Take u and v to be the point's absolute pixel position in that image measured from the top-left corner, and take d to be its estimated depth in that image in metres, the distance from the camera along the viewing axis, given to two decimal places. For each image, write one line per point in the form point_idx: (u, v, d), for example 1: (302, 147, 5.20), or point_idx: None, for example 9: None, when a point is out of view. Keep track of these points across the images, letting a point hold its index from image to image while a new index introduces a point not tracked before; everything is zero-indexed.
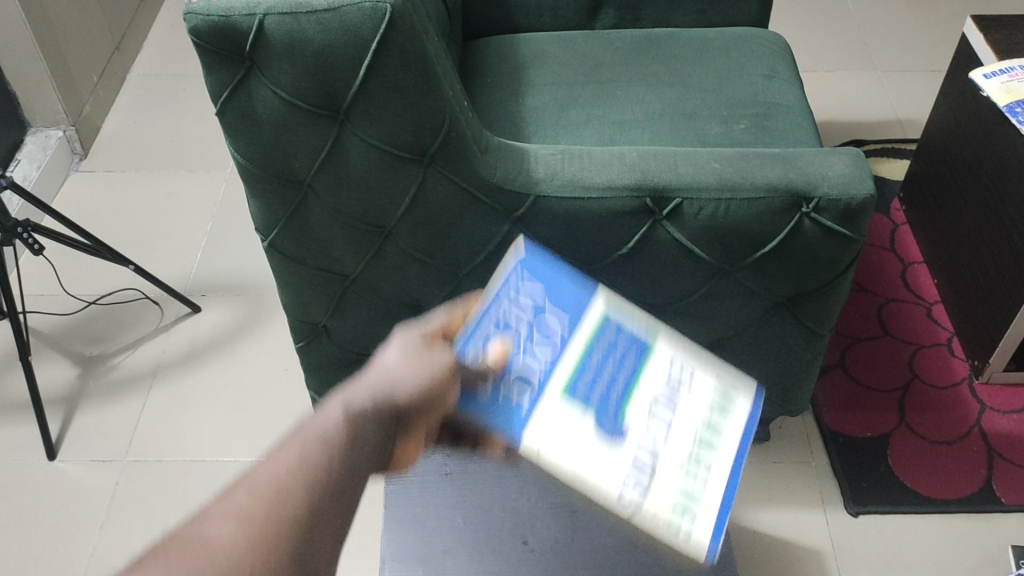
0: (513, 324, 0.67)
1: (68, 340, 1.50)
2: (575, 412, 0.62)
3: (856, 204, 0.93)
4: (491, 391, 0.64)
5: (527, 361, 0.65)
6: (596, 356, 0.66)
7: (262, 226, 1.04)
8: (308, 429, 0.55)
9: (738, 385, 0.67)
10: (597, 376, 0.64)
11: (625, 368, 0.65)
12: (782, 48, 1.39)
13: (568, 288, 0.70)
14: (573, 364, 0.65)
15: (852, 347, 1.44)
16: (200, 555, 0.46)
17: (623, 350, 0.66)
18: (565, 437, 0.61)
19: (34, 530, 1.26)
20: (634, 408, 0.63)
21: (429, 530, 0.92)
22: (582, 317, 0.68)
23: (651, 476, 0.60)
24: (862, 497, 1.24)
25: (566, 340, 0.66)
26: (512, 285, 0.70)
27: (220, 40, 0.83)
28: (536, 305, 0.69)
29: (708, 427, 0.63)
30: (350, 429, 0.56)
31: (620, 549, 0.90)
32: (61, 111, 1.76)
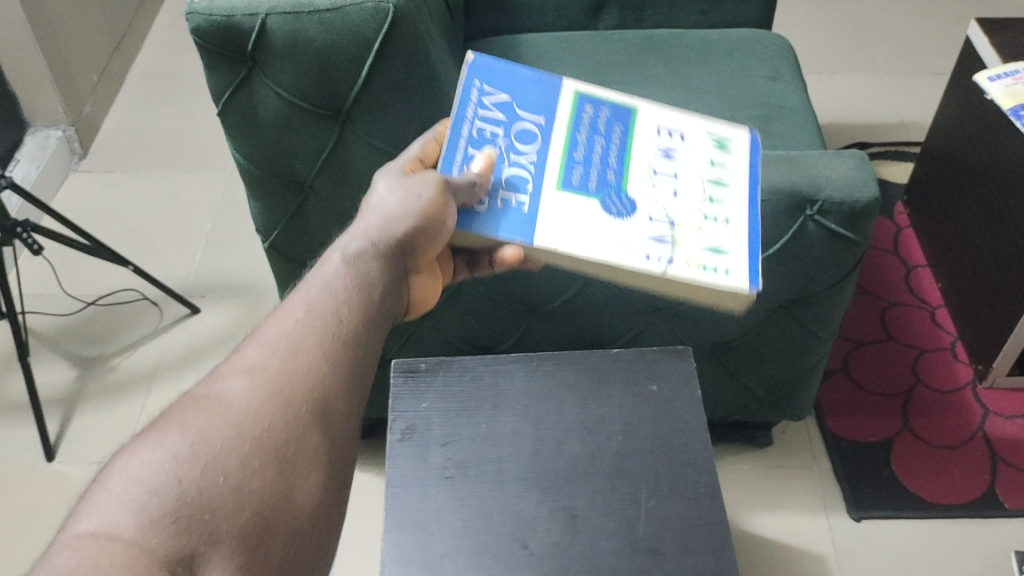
0: (495, 135, 0.76)
1: (67, 340, 1.49)
2: (582, 203, 0.74)
3: (861, 208, 0.92)
4: (489, 199, 0.73)
5: (522, 168, 0.75)
6: (579, 151, 0.77)
7: (262, 227, 1.03)
8: (314, 284, 0.63)
9: (723, 139, 0.83)
10: (591, 155, 0.77)
11: (613, 141, 0.79)
12: (786, 50, 1.39)
13: (530, 87, 0.80)
14: (562, 153, 0.77)
15: (855, 351, 1.43)
16: (220, 414, 0.54)
17: (605, 129, 0.79)
18: (585, 227, 0.72)
19: (32, 531, 1.25)
20: (629, 187, 0.76)
21: (429, 535, 0.85)
22: (556, 109, 0.79)
23: (671, 243, 0.72)
24: (864, 503, 1.23)
25: (547, 132, 0.78)
26: (477, 93, 0.77)
27: (222, 39, 0.82)
28: (509, 113, 0.78)
29: (696, 186, 0.77)
30: (356, 273, 0.65)
31: (623, 553, 0.84)
32: (60, 111, 1.75)
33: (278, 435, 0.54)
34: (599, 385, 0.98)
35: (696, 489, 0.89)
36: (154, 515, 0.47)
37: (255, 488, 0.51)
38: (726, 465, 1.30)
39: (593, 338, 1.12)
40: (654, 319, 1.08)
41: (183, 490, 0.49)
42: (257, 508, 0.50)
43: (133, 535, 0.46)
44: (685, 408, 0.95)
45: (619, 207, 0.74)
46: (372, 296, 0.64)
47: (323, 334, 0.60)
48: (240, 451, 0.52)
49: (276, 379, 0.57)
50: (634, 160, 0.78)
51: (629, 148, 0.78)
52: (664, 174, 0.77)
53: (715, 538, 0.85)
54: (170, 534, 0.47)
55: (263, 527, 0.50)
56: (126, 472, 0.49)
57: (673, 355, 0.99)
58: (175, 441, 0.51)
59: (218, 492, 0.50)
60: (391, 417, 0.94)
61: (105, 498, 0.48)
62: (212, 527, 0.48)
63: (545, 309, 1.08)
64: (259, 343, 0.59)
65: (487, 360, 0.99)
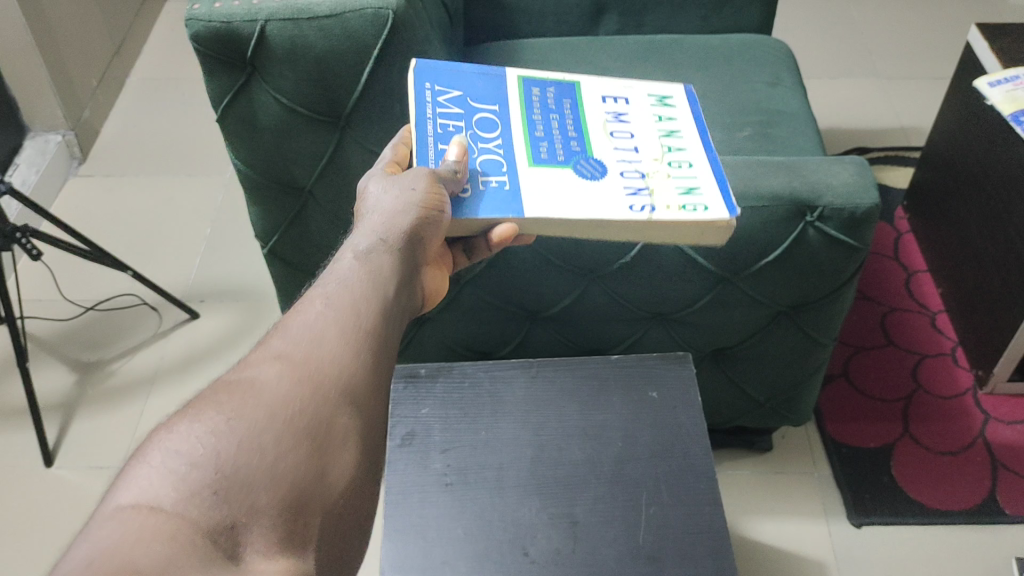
0: (456, 128, 0.77)
1: (66, 345, 1.49)
2: (556, 172, 0.75)
3: (861, 214, 0.92)
4: (470, 186, 0.73)
5: (492, 153, 0.76)
6: (539, 128, 0.79)
7: (261, 232, 1.03)
8: (331, 281, 0.63)
9: (668, 92, 0.87)
10: (552, 132, 0.79)
11: (567, 117, 0.81)
12: (786, 55, 1.39)
13: (477, 82, 0.83)
14: (524, 133, 0.79)
15: (856, 356, 1.43)
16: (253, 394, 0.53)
17: (554, 106, 0.82)
18: (565, 192, 0.73)
19: (30, 537, 1.24)
20: (595, 153, 0.78)
21: (429, 542, 0.85)
22: (504, 95, 0.82)
23: (647, 191, 0.74)
24: (865, 509, 1.23)
25: (502, 116, 0.80)
26: (430, 95, 0.79)
27: (221, 45, 0.82)
28: (462, 107, 0.79)
29: (656, 140, 0.80)
30: (368, 269, 0.64)
31: (623, 561, 0.84)
32: (60, 116, 1.75)
33: (310, 414, 0.53)
34: (599, 391, 0.97)
35: (696, 495, 0.88)
36: (195, 486, 0.47)
37: (290, 463, 0.50)
38: (726, 471, 1.29)
39: (593, 343, 1.12)
40: (653, 324, 1.08)
41: (222, 463, 0.48)
42: (292, 484, 0.50)
43: (174, 506, 0.46)
44: (685, 415, 0.95)
45: (593, 172, 0.75)
46: (385, 291, 0.63)
47: (345, 324, 0.59)
48: (274, 428, 0.52)
49: (304, 363, 0.56)
50: (590, 128, 0.80)
51: (583, 120, 0.81)
52: (623, 135, 0.80)
53: (716, 545, 0.84)
54: (210, 505, 0.46)
55: (298, 503, 0.49)
56: (167, 446, 0.49)
57: (673, 362, 0.99)
58: (215, 417, 0.51)
59: (256, 466, 0.49)
60: (391, 423, 0.94)
61: (146, 470, 0.47)
62: (251, 500, 0.48)
63: (545, 314, 1.07)
64: (284, 333, 0.58)
65: (487, 365, 0.99)
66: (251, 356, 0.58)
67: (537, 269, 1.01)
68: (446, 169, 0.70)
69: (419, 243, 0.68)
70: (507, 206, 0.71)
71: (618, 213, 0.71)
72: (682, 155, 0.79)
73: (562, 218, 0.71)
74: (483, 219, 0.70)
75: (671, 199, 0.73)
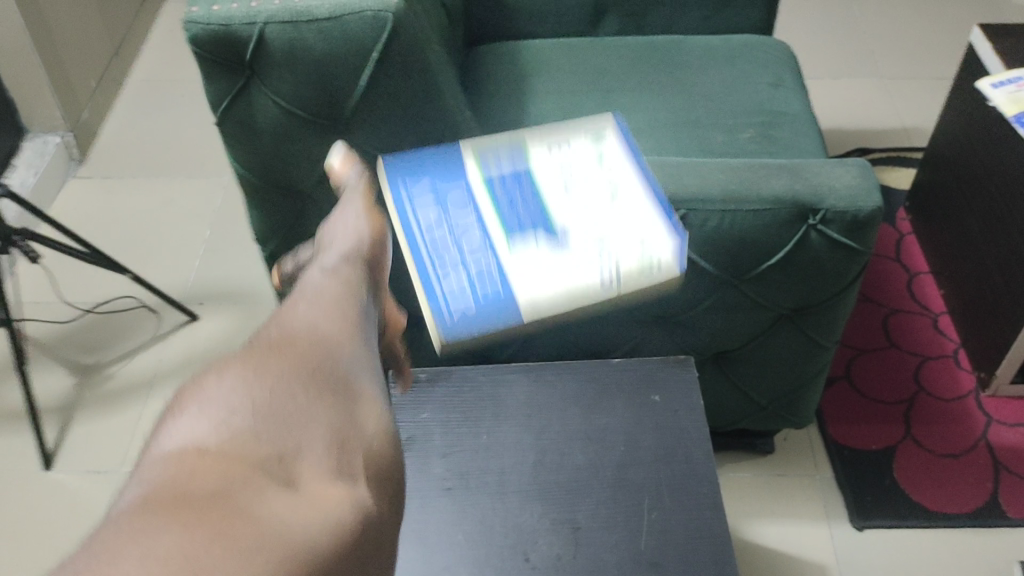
0: (433, 223, 0.79)
1: (65, 348, 1.48)
2: (532, 249, 0.78)
3: (864, 216, 0.92)
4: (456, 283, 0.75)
5: (469, 241, 0.78)
6: (503, 200, 0.82)
7: (260, 236, 1.02)
8: (306, 288, 0.58)
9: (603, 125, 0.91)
10: (519, 202, 0.82)
11: (526, 182, 0.84)
12: (787, 56, 1.38)
13: (438, 165, 0.84)
14: (493, 209, 0.81)
15: (858, 358, 1.42)
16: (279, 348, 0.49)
17: (511, 172, 0.84)
18: (545, 270, 0.77)
19: (28, 541, 1.24)
20: (557, 220, 0.81)
21: (429, 548, 0.84)
22: (465, 168, 0.84)
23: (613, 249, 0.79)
24: (868, 512, 1.22)
25: (467, 192, 0.82)
26: (405, 200, 0.80)
27: (220, 48, 0.82)
28: (433, 199, 0.81)
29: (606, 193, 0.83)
30: (341, 277, 0.60)
31: (625, 566, 0.83)
32: (59, 117, 1.75)
33: (328, 369, 0.49)
34: (602, 395, 0.97)
35: (698, 500, 0.88)
36: (235, 429, 0.43)
37: (322, 408, 0.46)
38: (727, 474, 1.29)
39: (595, 347, 1.11)
40: (655, 327, 1.08)
41: (257, 409, 0.44)
42: (331, 427, 0.46)
43: (217, 448, 0.41)
44: (687, 419, 0.94)
45: (562, 246, 0.79)
46: (360, 291, 0.59)
47: (337, 309, 0.55)
48: (298, 377, 0.47)
49: (312, 333, 0.51)
50: (547, 190, 0.83)
51: (538, 181, 0.84)
52: (575, 192, 0.83)
53: (717, 551, 0.84)
54: (252, 446, 0.42)
55: (341, 444, 0.45)
56: (199, 401, 0.45)
57: (675, 365, 0.99)
58: (237, 373, 0.47)
59: (291, 408, 0.45)
60: None
61: (183, 424, 0.44)
62: (294, 440, 0.44)
63: None
64: (280, 317, 0.53)
65: (488, 369, 0.98)
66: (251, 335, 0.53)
67: None
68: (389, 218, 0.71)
69: (376, 265, 0.65)
70: (496, 301, 0.75)
71: (591, 282, 0.77)
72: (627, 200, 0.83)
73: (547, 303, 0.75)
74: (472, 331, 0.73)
75: (636, 261, 0.78)
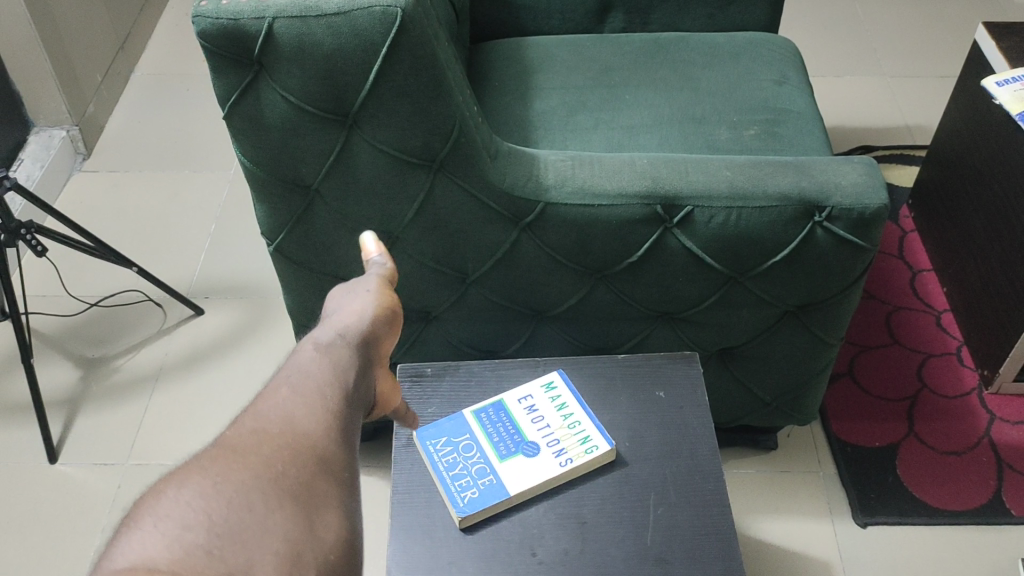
0: (451, 474, 0.87)
1: (70, 341, 1.49)
2: (519, 476, 0.87)
3: (870, 214, 0.93)
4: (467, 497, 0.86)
5: (468, 479, 0.87)
6: (497, 443, 0.90)
7: (267, 232, 1.02)
8: (292, 372, 0.62)
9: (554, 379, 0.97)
10: (505, 442, 0.90)
11: (511, 426, 0.92)
12: (791, 53, 1.38)
13: (449, 429, 0.92)
14: (491, 451, 0.89)
15: (861, 355, 1.43)
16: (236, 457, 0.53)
17: (497, 421, 0.92)
18: (528, 484, 0.87)
19: (32, 535, 1.24)
20: (529, 436, 0.91)
21: (435, 542, 0.85)
22: (467, 425, 0.92)
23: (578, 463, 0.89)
24: (871, 509, 1.23)
25: (470, 441, 0.90)
26: (435, 457, 0.89)
27: (229, 42, 0.82)
28: (448, 459, 0.89)
29: (565, 416, 0.93)
30: (329, 360, 0.64)
31: (632, 561, 0.84)
32: (65, 111, 1.75)
33: (293, 476, 0.52)
34: (607, 390, 0.98)
35: (705, 496, 0.88)
36: (189, 545, 0.47)
37: (279, 520, 0.49)
38: (732, 470, 1.29)
39: (600, 343, 1.11)
40: (660, 323, 1.08)
41: (214, 524, 0.48)
42: (286, 540, 0.49)
43: (169, 567, 0.45)
44: (693, 416, 0.95)
45: (537, 458, 0.89)
46: (347, 380, 0.63)
47: (314, 405, 0.58)
48: (260, 487, 0.51)
49: (282, 433, 0.55)
50: (526, 430, 0.91)
51: (517, 422, 0.92)
52: (542, 416, 0.93)
53: (723, 547, 0.84)
54: (206, 562, 0.46)
55: (294, 556, 0.48)
56: (158, 512, 0.49)
57: (680, 361, 1.00)
58: (200, 481, 0.50)
59: (247, 523, 0.49)
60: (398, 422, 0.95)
61: (139, 538, 0.47)
62: (247, 555, 0.47)
63: (552, 313, 1.07)
64: (256, 411, 0.57)
65: (494, 364, 1.00)
66: (223, 432, 0.56)
67: (543, 268, 1.01)
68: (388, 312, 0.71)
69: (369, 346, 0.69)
70: (492, 495, 0.86)
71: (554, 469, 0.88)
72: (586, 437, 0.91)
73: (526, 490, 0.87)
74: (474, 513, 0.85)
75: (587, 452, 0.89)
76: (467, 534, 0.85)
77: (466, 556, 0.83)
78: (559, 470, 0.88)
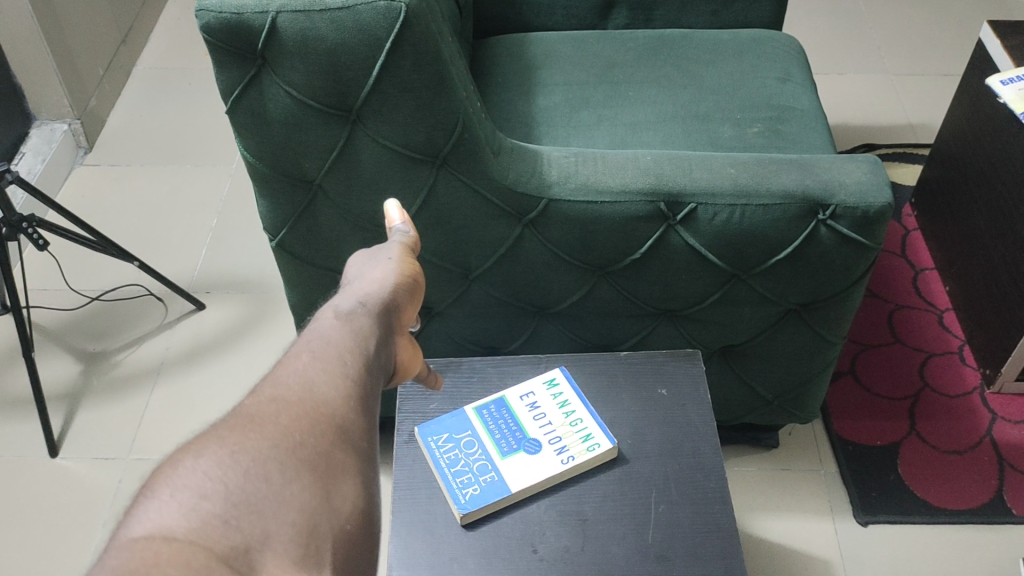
0: (456, 471, 0.87)
1: (71, 335, 1.49)
2: (522, 473, 0.87)
3: (874, 213, 0.93)
4: (473, 490, 0.86)
5: (472, 477, 0.87)
6: (500, 441, 0.90)
7: (269, 227, 1.01)
8: (313, 339, 0.62)
9: (556, 373, 0.97)
10: (508, 439, 0.90)
11: (513, 422, 0.91)
12: (795, 50, 1.38)
13: (453, 425, 0.92)
14: (494, 448, 0.89)
15: (863, 353, 1.43)
16: (255, 426, 0.52)
17: (500, 417, 0.92)
18: (530, 482, 0.87)
19: (33, 529, 1.24)
20: (530, 432, 0.91)
21: (437, 538, 0.85)
22: (470, 422, 0.92)
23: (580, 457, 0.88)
24: (872, 507, 1.23)
25: (472, 438, 0.90)
26: (438, 453, 0.89)
27: (233, 37, 0.82)
28: (451, 456, 0.89)
29: (567, 413, 0.93)
30: (350, 326, 0.64)
31: (634, 558, 0.84)
32: (66, 104, 1.75)
33: (311, 445, 0.52)
34: (609, 387, 0.98)
35: (706, 493, 0.88)
36: (206, 515, 0.46)
37: (297, 491, 0.50)
38: (733, 468, 1.29)
39: (602, 340, 1.11)
40: (662, 321, 1.08)
41: (231, 493, 0.48)
42: (302, 511, 0.49)
43: (186, 536, 0.45)
44: (694, 412, 0.95)
45: (539, 455, 0.89)
46: (368, 345, 0.63)
47: (334, 372, 0.58)
48: (277, 456, 0.51)
49: (301, 403, 0.55)
50: (528, 427, 0.91)
51: (518, 419, 0.92)
52: (544, 413, 0.92)
53: (725, 545, 0.84)
54: (223, 532, 0.46)
55: (311, 528, 0.48)
56: (174, 482, 0.48)
57: (682, 359, 1.00)
58: (217, 449, 0.50)
59: (263, 494, 0.48)
60: (399, 418, 0.95)
61: (156, 505, 0.46)
62: (263, 526, 0.47)
63: (553, 310, 1.07)
64: (275, 379, 0.57)
65: (496, 360, 1.00)
66: (241, 402, 0.56)
67: (547, 264, 1.00)
68: (409, 272, 0.72)
69: (393, 310, 0.69)
70: (495, 491, 0.86)
71: (554, 467, 0.88)
72: (587, 433, 0.91)
73: (529, 488, 0.87)
74: (479, 510, 0.85)
75: (589, 449, 0.89)
76: (468, 530, 0.85)
77: (468, 553, 0.83)
78: (560, 468, 0.88)
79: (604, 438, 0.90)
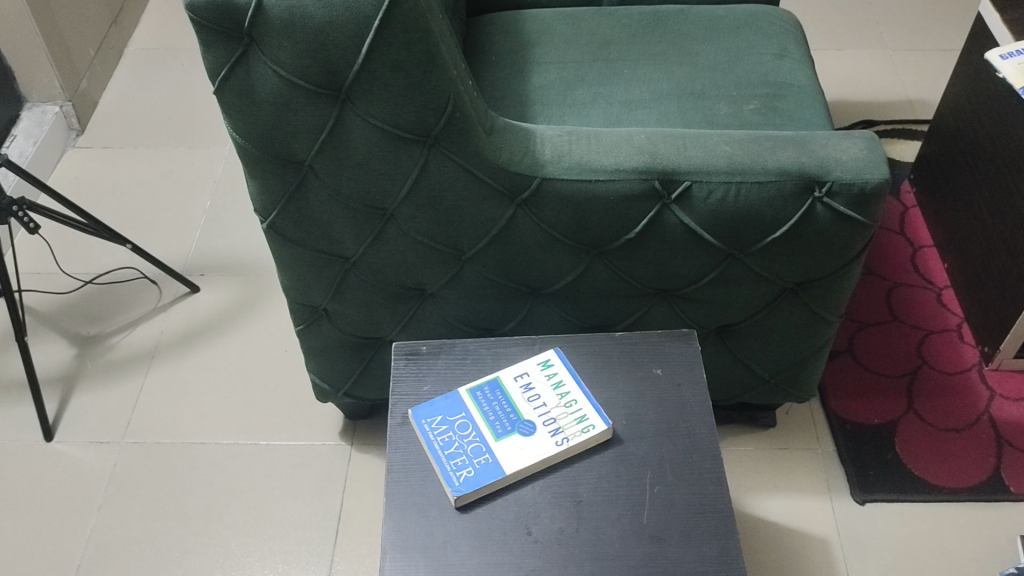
0: (450, 453, 0.87)
1: (64, 319, 1.48)
2: (516, 452, 0.87)
3: (870, 189, 0.92)
4: (467, 473, 0.85)
5: (467, 459, 0.86)
6: (494, 424, 0.89)
7: (261, 209, 0.99)
8: None
9: (549, 355, 0.96)
10: (504, 422, 0.89)
11: (509, 405, 0.91)
12: (793, 26, 1.36)
13: (446, 408, 0.91)
14: (489, 431, 0.89)
15: (861, 332, 1.42)
16: None
17: (496, 401, 0.91)
18: (524, 463, 0.86)
19: (28, 513, 1.24)
20: (525, 414, 0.90)
21: (431, 521, 0.84)
22: (465, 404, 0.91)
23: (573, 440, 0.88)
24: (869, 486, 1.22)
25: (468, 421, 0.90)
26: (433, 436, 0.89)
27: (218, 14, 0.80)
28: (446, 438, 0.88)
29: (561, 395, 0.92)
30: None
31: (629, 541, 0.83)
32: (57, 86, 1.73)
33: None
34: (604, 369, 0.97)
35: (701, 474, 0.88)
36: None
37: None
38: (730, 448, 1.28)
39: (596, 321, 1.10)
40: (658, 301, 1.07)
41: None
42: None
43: None
44: (689, 393, 0.94)
45: (533, 437, 0.88)
46: None
47: None
48: None
49: None
50: (522, 408, 0.91)
51: (513, 401, 0.91)
52: (539, 396, 0.92)
53: (721, 527, 0.84)
54: None
55: None
56: None
57: (678, 340, 0.99)
58: None
59: None
60: (392, 400, 0.95)
61: None
62: None
63: (548, 290, 1.06)
64: None
65: (490, 342, 1.00)
66: None
67: (540, 245, 0.99)
68: None
69: None
70: (489, 474, 0.85)
71: (548, 449, 0.87)
72: (580, 415, 0.90)
73: (523, 468, 0.86)
74: (473, 492, 0.84)
75: (582, 431, 0.89)
76: (462, 513, 0.84)
77: (462, 538, 0.82)
78: (554, 449, 0.87)
79: (599, 421, 0.89)
